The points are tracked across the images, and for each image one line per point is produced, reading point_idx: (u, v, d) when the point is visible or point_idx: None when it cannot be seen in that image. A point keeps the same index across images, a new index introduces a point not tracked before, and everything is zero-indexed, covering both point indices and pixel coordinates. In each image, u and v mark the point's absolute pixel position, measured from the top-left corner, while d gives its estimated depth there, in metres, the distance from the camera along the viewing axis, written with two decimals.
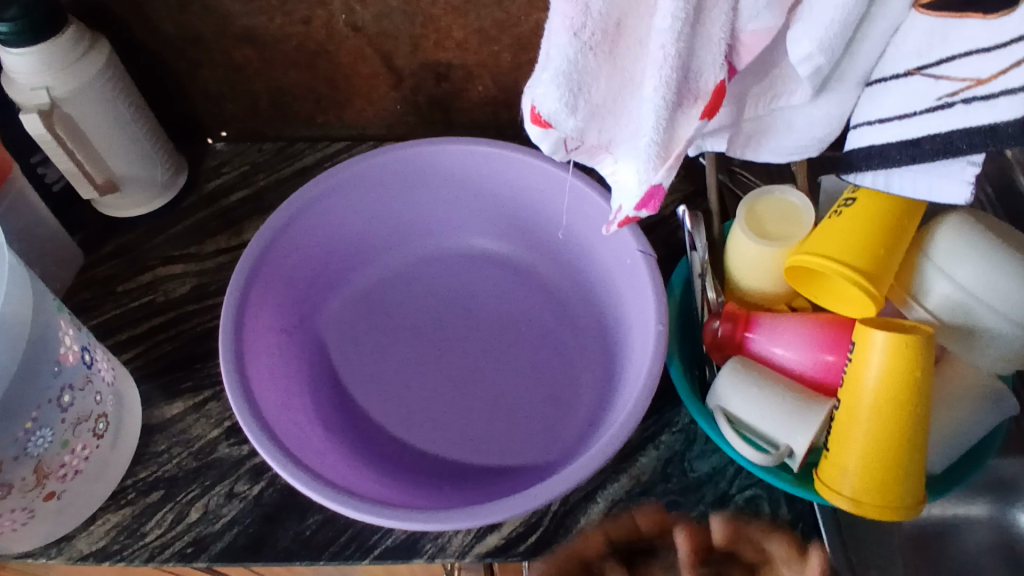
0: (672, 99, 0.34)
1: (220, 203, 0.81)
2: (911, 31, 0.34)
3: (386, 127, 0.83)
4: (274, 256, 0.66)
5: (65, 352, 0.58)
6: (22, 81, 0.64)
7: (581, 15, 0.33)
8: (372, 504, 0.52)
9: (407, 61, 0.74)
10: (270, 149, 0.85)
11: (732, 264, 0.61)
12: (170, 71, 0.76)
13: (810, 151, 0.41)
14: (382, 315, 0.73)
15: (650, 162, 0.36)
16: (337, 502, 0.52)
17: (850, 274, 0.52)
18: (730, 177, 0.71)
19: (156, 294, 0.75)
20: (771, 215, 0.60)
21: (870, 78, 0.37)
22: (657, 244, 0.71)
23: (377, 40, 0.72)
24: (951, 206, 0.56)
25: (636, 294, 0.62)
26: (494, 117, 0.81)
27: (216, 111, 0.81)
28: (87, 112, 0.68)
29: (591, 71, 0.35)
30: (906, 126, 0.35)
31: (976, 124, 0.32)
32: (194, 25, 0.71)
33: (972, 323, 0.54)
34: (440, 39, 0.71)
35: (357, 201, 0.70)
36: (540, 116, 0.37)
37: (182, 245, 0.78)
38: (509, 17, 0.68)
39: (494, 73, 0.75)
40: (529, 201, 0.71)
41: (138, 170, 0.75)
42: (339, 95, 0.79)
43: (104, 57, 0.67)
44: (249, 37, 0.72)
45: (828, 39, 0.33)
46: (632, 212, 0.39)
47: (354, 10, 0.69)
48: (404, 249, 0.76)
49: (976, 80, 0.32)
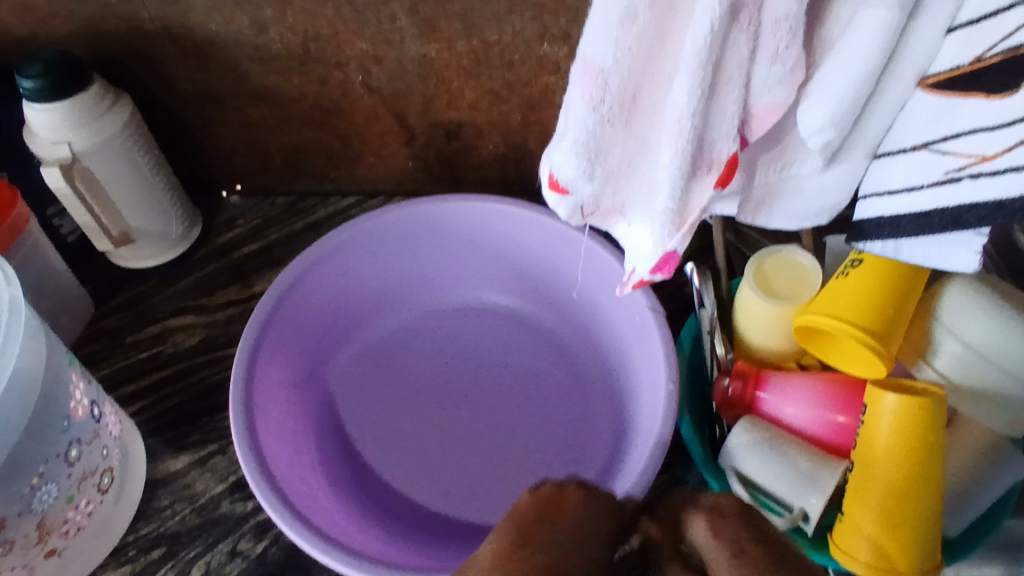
0: (687, 169, 0.35)
1: (230, 256, 0.82)
2: (918, 107, 0.35)
3: (396, 183, 0.85)
4: (285, 312, 0.66)
5: (75, 406, 0.57)
6: (43, 135, 0.66)
7: (599, 90, 0.33)
8: (344, 551, 0.52)
9: (419, 120, 0.76)
10: (282, 203, 0.86)
11: (742, 322, 0.62)
12: (187, 131, 0.78)
13: (821, 219, 0.42)
14: (391, 368, 0.73)
15: (665, 228, 0.37)
16: (317, 548, 0.52)
17: (860, 334, 0.53)
18: (738, 236, 0.72)
19: (163, 346, 0.75)
20: (779, 276, 0.61)
21: (877, 150, 0.38)
22: (663, 300, 0.72)
23: (390, 99, 0.73)
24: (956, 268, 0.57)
25: (646, 353, 0.62)
26: (502, 174, 0.83)
27: (229, 166, 0.83)
28: (106, 167, 0.70)
29: (609, 141, 0.35)
30: (915, 198, 0.36)
31: (984, 198, 0.33)
32: (213, 85, 0.73)
33: (986, 385, 0.54)
34: (452, 99, 0.73)
35: (369, 255, 0.72)
36: (556, 182, 0.38)
37: (191, 297, 0.79)
38: (519, 79, 0.70)
39: (504, 132, 0.77)
40: (541, 257, 0.72)
41: (153, 224, 0.76)
42: (352, 150, 0.80)
43: (126, 113, 0.69)
44: (265, 97, 0.74)
45: (838, 114, 0.33)
46: (647, 274, 0.41)
47: (369, 72, 0.70)
48: (416, 302, 0.77)
49: (982, 156, 0.33)
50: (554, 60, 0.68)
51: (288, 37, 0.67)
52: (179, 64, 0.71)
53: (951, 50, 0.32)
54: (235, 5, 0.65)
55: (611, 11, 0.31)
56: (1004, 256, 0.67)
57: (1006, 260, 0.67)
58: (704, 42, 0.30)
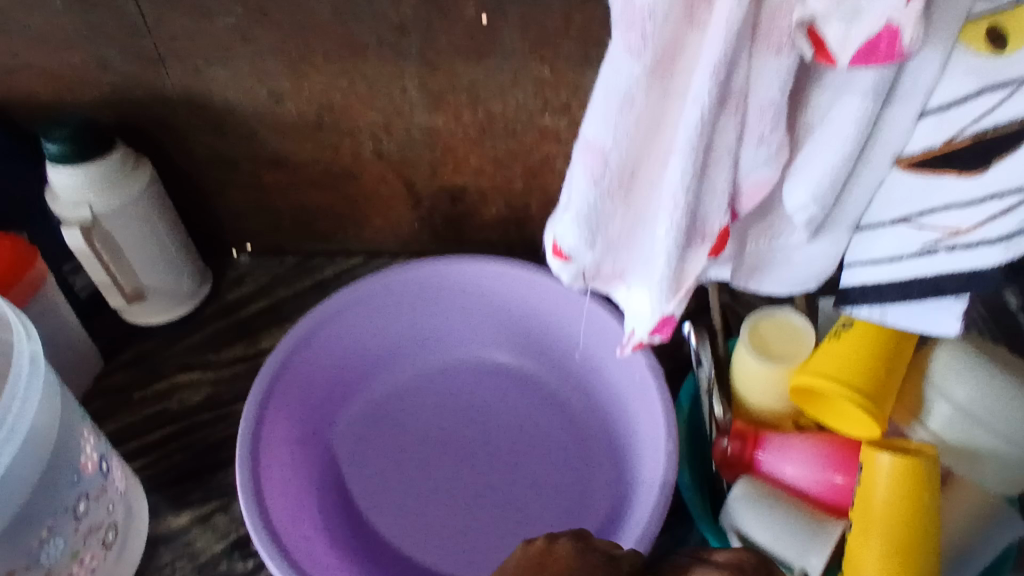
0: (681, 241, 0.37)
1: (238, 314, 0.84)
2: (895, 185, 0.37)
3: (402, 244, 0.88)
4: (292, 369, 0.68)
5: (85, 461, 0.58)
6: (65, 197, 0.69)
7: (600, 167, 0.36)
8: None
9: (426, 185, 0.79)
10: (291, 262, 0.89)
11: (739, 382, 0.63)
12: (202, 193, 0.81)
13: (809, 284, 0.45)
14: (395, 426, 0.74)
15: (663, 294, 0.39)
16: None
17: (854, 395, 0.55)
18: (733, 297, 0.74)
19: (169, 402, 0.76)
20: (774, 337, 0.63)
21: (859, 223, 0.40)
22: (662, 359, 0.73)
23: (399, 165, 0.77)
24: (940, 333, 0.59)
25: (645, 413, 0.64)
26: (505, 236, 0.86)
27: (241, 227, 0.86)
28: (123, 228, 0.72)
29: (609, 213, 0.38)
30: (896, 267, 0.39)
31: (961, 268, 0.36)
32: (229, 150, 0.76)
33: (977, 445, 0.55)
34: (458, 166, 0.77)
35: (375, 314, 0.74)
36: (559, 250, 0.41)
37: (199, 354, 0.80)
38: (522, 148, 0.74)
39: (506, 196, 0.80)
40: (543, 317, 0.74)
41: (164, 281, 0.79)
42: (360, 212, 0.83)
43: (149, 174, 0.72)
44: (280, 162, 0.78)
45: (820, 192, 0.36)
46: (646, 335, 0.43)
47: (379, 140, 0.74)
48: (420, 360, 0.78)
49: (957, 229, 0.35)
50: (555, 131, 0.71)
51: (304, 107, 0.71)
52: (200, 131, 0.74)
53: (923, 135, 0.35)
54: (255, 78, 0.69)
55: (611, 98, 0.34)
56: (995, 321, 0.69)
57: (998, 325, 0.69)
58: (693, 131, 0.33)
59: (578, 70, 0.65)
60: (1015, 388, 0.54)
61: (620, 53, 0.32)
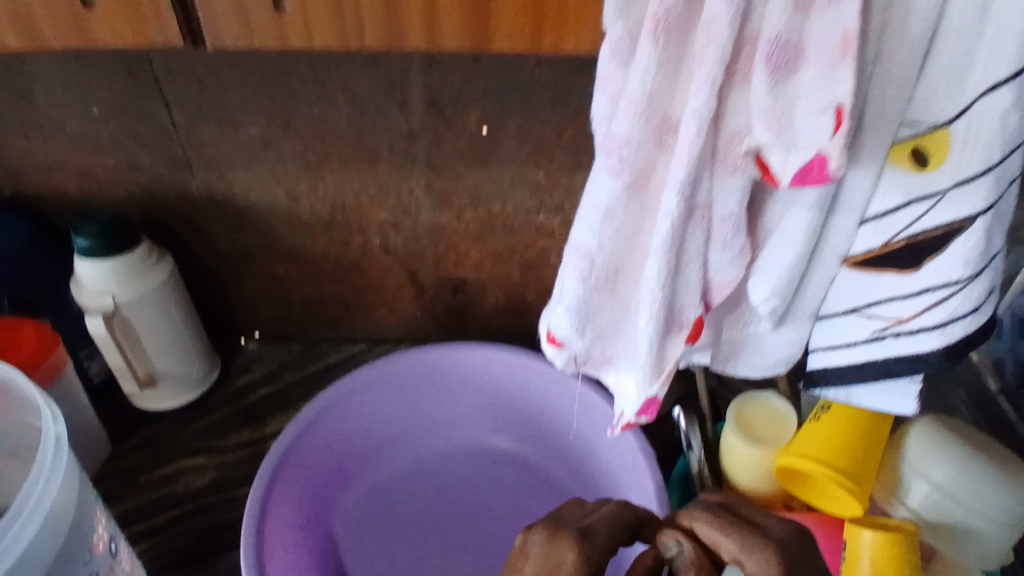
0: (660, 330, 0.42)
1: (245, 399, 0.87)
2: (845, 281, 0.43)
3: (405, 331, 0.92)
4: (297, 454, 0.71)
5: (97, 540, 0.60)
6: (90, 287, 0.73)
7: (587, 266, 0.41)
8: None
9: (430, 277, 0.85)
10: (298, 349, 0.93)
11: (728, 464, 0.66)
12: (217, 284, 0.86)
13: (779, 368, 0.49)
14: (395, 511, 0.75)
15: (646, 378, 0.44)
16: None
17: (835, 475, 0.58)
18: (720, 382, 0.78)
19: (176, 485, 0.78)
20: (759, 420, 0.66)
21: (817, 313, 0.45)
22: (656, 443, 0.76)
23: (405, 259, 0.82)
24: (916, 417, 0.62)
25: (638, 493, 0.66)
26: (503, 323, 0.90)
27: (252, 315, 0.90)
28: (143, 316, 0.76)
29: (596, 306, 0.43)
30: (853, 351, 0.44)
31: (906, 352, 0.42)
32: (247, 244, 0.82)
33: (961, 524, 0.58)
34: (459, 259, 0.82)
35: (379, 400, 0.77)
36: (553, 337, 0.45)
37: (205, 438, 0.83)
38: (519, 243, 0.80)
39: (505, 287, 0.85)
40: (539, 402, 0.78)
41: (176, 367, 0.82)
42: (366, 301, 0.88)
43: (169, 266, 0.78)
44: (294, 255, 0.83)
45: (780, 286, 0.41)
46: (633, 416, 0.47)
47: (387, 236, 0.80)
48: (421, 445, 0.80)
49: (899, 318, 0.41)
50: (550, 227, 0.78)
51: (318, 206, 0.77)
52: (220, 227, 0.80)
53: (864, 239, 0.40)
54: (276, 181, 0.75)
55: (595, 210, 0.39)
56: (979, 406, 0.80)
57: (980, 410, 0.79)
58: (666, 238, 0.38)
59: (569, 174, 0.72)
60: (993, 469, 0.57)
61: (603, 173, 0.38)
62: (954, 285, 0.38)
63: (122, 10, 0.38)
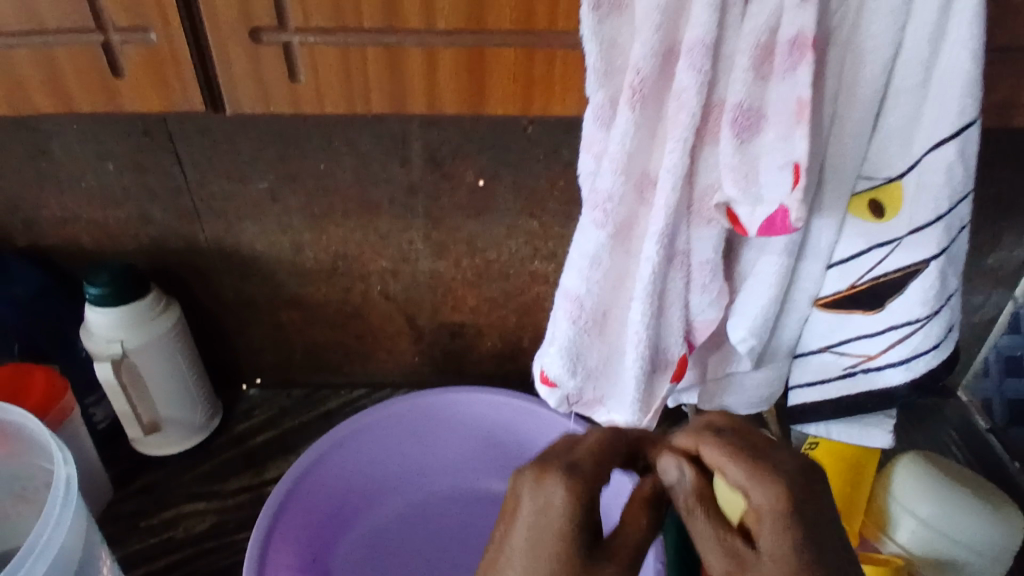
0: (646, 368, 0.44)
1: (245, 444, 0.88)
2: (816, 321, 0.47)
3: (404, 375, 0.94)
4: (299, 495, 0.72)
5: None
6: (99, 333, 0.76)
7: (576, 309, 0.44)
8: None
9: (428, 322, 0.87)
10: (298, 395, 0.95)
11: None
12: (221, 331, 0.89)
13: (761, 406, 0.52)
14: (392, 554, 0.76)
15: (635, 416, 0.47)
16: None
17: None
18: None
19: (176, 530, 0.79)
20: None
21: (794, 351, 0.49)
22: None
23: (404, 305, 0.85)
24: (898, 457, 0.64)
25: None
26: (500, 367, 0.92)
27: (255, 361, 0.92)
28: (150, 362, 0.78)
29: (586, 346, 0.45)
30: (827, 386, 0.49)
31: (875, 386, 0.47)
32: (251, 292, 0.85)
33: (953, 560, 0.59)
34: (457, 305, 0.85)
35: (378, 443, 0.79)
36: (546, 377, 0.48)
37: (206, 483, 0.84)
38: (515, 289, 0.83)
39: (501, 331, 0.88)
40: (533, 445, 0.80)
41: (180, 413, 0.84)
42: (366, 347, 0.90)
43: (176, 314, 0.80)
44: (297, 302, 0.86)
45: (755, 326, 0.44)
46: None
47: (387, 283, 0.83)
48: (418, 489, 0.82)
49: (868, 355, 0.46)
50: (544, 273, 0.81)
51: (321, 255, 0.81)
52: (226, 275, 0.83)
53: (831, 282, 0.45)
54: (281, 232, 0.79)
55: (583, 259, 0.43)
56: (969, 445, 0.84)
57: (970, 448, 0.84)
58: (648, 283, 0.41)
59: (561, 223, 0.76)
60: (976, 503, 0.59)
61: (589, 225, 0.42)
62: (915, 323, 0.43)
63: (150, 80, 0.41)
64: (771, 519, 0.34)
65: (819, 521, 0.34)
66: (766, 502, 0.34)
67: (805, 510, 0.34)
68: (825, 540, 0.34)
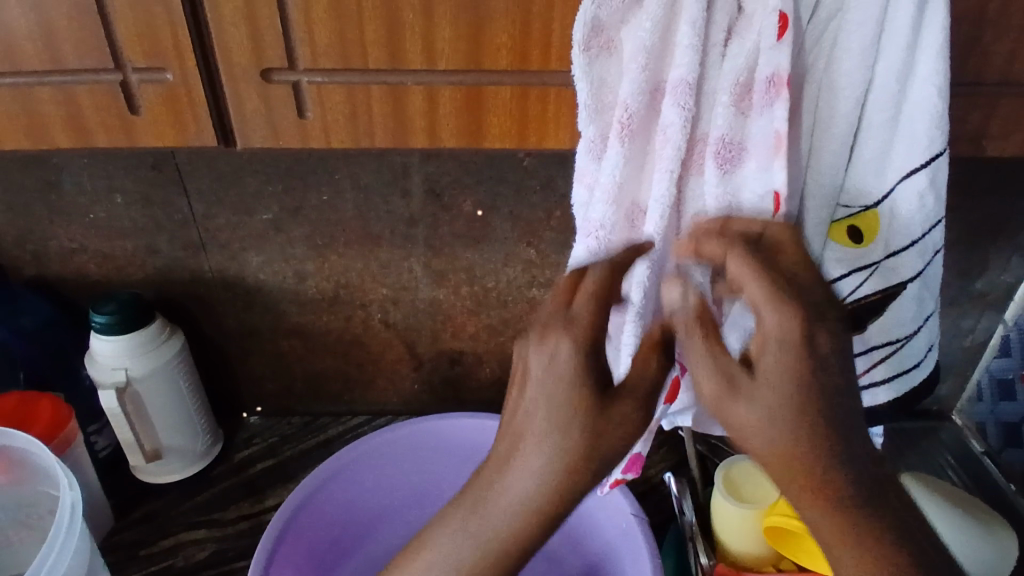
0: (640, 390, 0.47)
1: (245, 472, 0.89)
2: None
3: (403, 403, 0.95)
4: (298, 523, 0.72)
5: None
6: (104, 361, 0.77)
7: None
8: None
9: (428, 349, 0.89)
10: (298, 422, 0.96)
11: (721, 530, 0.68)
12: (223, 359, 0.90)
13: None
14: None
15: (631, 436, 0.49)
16: None
17: None
18: (709, 448, 0.81)
19: (175, 559, 0.80)
20: (747, 484, 0.69)
21: None
22: (650, 510, 0.78)
23: (404, 332, 0.87)
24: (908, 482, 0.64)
25: (633, 562, 0.68)
26: (499, 394, 0.93)
27: (256, 389, 0.93)
28: (153, 390, 0.80)
29: None
30: None
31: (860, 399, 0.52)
32: (254, 321, 0.86)
33: None
34: (456, 332, 0.87)
35: (376, 471, 0.79)
36: None
37: (205, 512, 0.84)
38: (513, 316, 0.85)
39: (500, 358, 0.89)
40: None
41: (181, 441, 0.85)
42: (367, 374, 0.92)
43: (179, 342, 0.81)
44: (298, 331, 0.87)
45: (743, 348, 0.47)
46: (620, 474, 0.51)
47: (387, 311, 0.85)
48: (415, 517, 0.83)
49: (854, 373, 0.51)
50: (541, 301, 0.83)
51: (324, 284, 0.83)
52: (228, 304, 0.84)
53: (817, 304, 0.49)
54: (285, 261, 0.81)
55: None
56: (964, 468, 0.85)
57: (966, 472, 0.84)
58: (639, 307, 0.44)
59: (557, 253, 0.79)
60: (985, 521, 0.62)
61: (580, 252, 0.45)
62: (897, 341, 0.49)
63: (167, 117, 0.43)
64: (777, 342, 0.37)
65: (833, 353, 0.37)
66: (774, 327, 0.37)
67: (815, 333, 0.37)
68: (839, 361, 0.37)
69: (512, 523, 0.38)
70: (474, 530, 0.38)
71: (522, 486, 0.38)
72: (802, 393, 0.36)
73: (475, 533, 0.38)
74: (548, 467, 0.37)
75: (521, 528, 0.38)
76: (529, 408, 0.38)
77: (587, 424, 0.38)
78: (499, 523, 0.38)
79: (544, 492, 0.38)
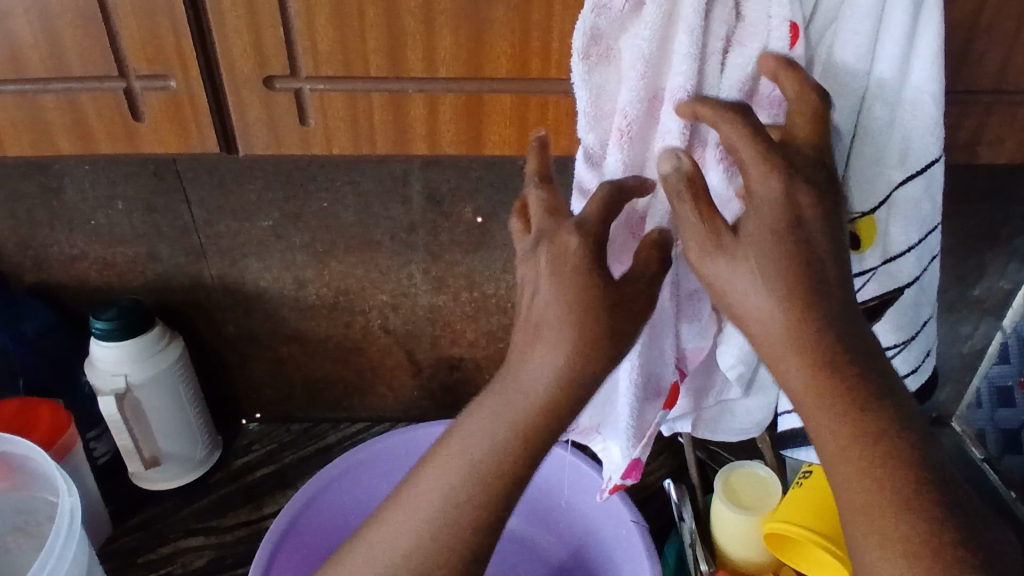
0: (639, 397, 0.47)
1: (244, 479, 0.89)
2: None
3: (403, 409, 0.95)
4: (296, 530, 0.72)
5: None
6: (104, 367, 0.77)
7: None
8: None
9: (427, 355, 0.89)
10: (297, 429, 0.95)
11: (720, 535, 0.68)
12: (223, 366, 0.90)
13: (753, 432, 0.55)
14: None
15: (629, 442, 0.49)
16: None
17: (819, 539, 0.61)
18: (708, 454, 0.81)
19: (174, 565, 0.80)
20: (746, 490, 0.69)
21: None
22: (650, 517, 0.78)
23: (404, 338, 0.87)
24: None
25: (632, 569, 0.68)
26: None
27: (256, 396, 0.93)
28: (152, 396, 0.80)
29: None
30: None
31: None
32: (254, 328, 0.86)
33: None
34: (455, 338, 0.87)
35: (374, 478, 0.79)
36: None
37: (204, 518, 0.84)
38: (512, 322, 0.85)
39: (499, 364, 0.89)
40: None
41: (180, 447, 0.85)
42: (366, 381, 0.92)
43: (179, 348, 0.81)
44: (298, 337, 0.87)
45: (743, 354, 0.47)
46: (619, 480, 0.51)
47: (387, 317, 0.85)
48: None
49: None
50: None
51: (323, 291, 0.83)
52: (228, 310, 0.85)
53: None
54: (284, 267, 0.81)
55: None
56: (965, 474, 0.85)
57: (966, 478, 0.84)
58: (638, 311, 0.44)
59: None
60: None
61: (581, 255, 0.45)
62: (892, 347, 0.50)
63: (170, 124, 0.44)
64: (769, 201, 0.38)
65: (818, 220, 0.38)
66: (765, 194, 0.38)
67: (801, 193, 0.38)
68: (827, 243, 0.38)
69: (532, 407, 0.38)
70: (497, 420, 0.38)
71: (547, 374, 0.38)
72: (791, 257, 0.37)
73: (495, 423, 0.38)
74: (568, 358, 0.39)
75: (537, 420, 0.38)
76: (543, 300, 0.39)
77: (597, 315, 0.39)
78: (518, 410, 0.38)
79: (567, 384, 0.39)
